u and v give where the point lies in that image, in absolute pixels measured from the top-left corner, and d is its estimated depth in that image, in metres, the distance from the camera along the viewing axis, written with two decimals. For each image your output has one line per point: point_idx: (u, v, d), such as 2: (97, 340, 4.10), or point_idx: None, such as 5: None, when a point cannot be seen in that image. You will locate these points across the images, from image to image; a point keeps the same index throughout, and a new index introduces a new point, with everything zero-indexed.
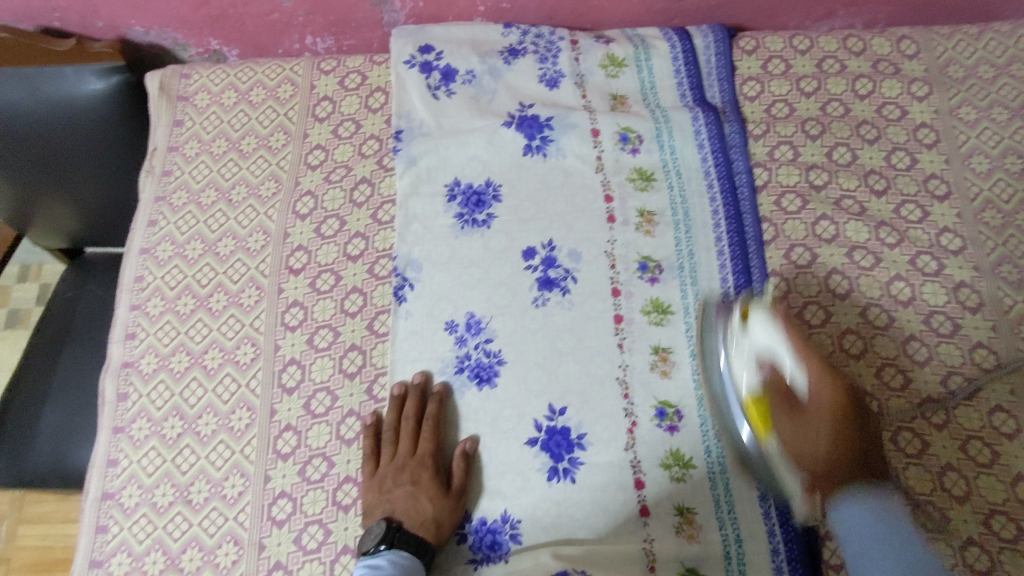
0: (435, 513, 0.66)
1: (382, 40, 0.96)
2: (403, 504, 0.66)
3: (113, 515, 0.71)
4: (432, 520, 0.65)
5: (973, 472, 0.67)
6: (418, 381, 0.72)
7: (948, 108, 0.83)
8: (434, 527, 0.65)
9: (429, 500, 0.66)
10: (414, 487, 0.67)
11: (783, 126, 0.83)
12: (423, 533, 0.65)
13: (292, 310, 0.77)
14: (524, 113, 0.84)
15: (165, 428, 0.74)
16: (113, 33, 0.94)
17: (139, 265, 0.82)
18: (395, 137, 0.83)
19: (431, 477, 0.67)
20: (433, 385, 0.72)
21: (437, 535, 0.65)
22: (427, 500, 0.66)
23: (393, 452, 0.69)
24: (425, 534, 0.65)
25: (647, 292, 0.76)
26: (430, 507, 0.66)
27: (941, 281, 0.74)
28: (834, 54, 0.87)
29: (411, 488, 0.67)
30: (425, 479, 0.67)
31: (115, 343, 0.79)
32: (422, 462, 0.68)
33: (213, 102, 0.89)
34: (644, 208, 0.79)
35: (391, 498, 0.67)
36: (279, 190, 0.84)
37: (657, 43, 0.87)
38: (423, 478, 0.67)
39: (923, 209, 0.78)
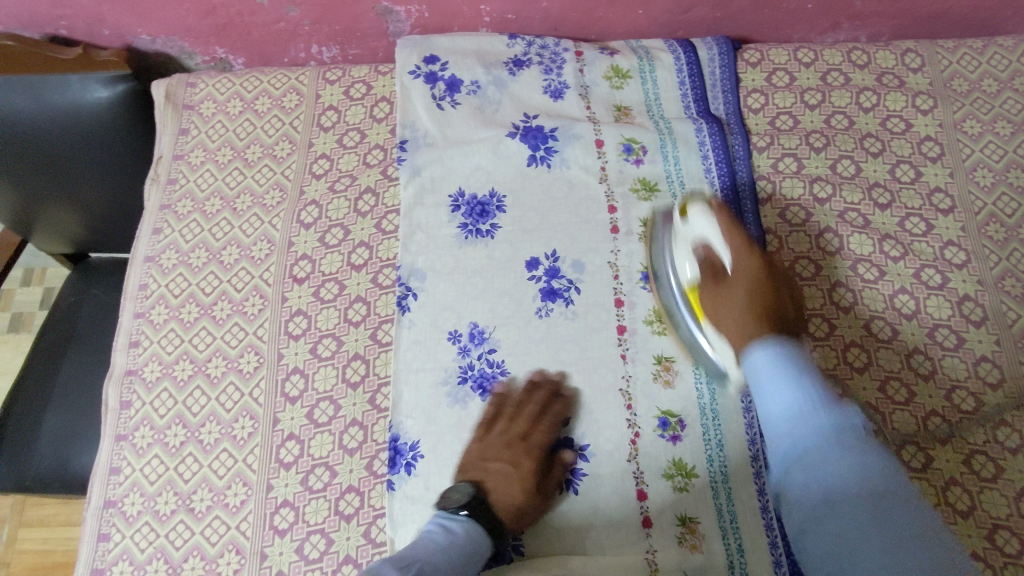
0: (523, 497, 0.65)
1: (388, 50, 0.96)
2: (492, 479, 0.66)
3: (115, 523, 0.71)
4: (519, 507, 0.65)
5: (977, 486, 0.66)
6: (534, 373, 0.72)
7: (953, 121, 0.83)
8: (516, 512, 0.65)
9: (520, 484, 0.66)
10: (513, 468, 0.66)
11: (787, 139, 0.83)
12: (504, 515, 0.64)
13: (296, 319, 0.78)
14: (529, 123, 0.84)
15: (168, 436, 0.74)
16: (120, 41, 0.94)
17: (143, 272, 0.82)
18: (399, 147, 0.84)
19: (534, 465, 0.67)
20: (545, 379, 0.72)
21: (515, 520, 0.65)
22: (521, 484, 0.66)
23: (506, 429, 0.69)
24: (504, 515, 0.64)
25: (650, 302, 0.76)
26: (518, 490, 0.65)
27: (945, 295, 0.74)
28: (839, 67, 0.87)
29: (510, 469, 0.66)
30: (528, 466, 0.67)
31: (119, 350, 0.79)
32: (530, 449, 0.68)
33: (219, 111, 0.90)
34: (647, 218, 0.79)
35: (486, 469, 0.67)
36: (284, 199, 0.84)
37: (661, 55, 0.88)
38: (526, 464, 0.67)
39: (927, 223, 0.78)
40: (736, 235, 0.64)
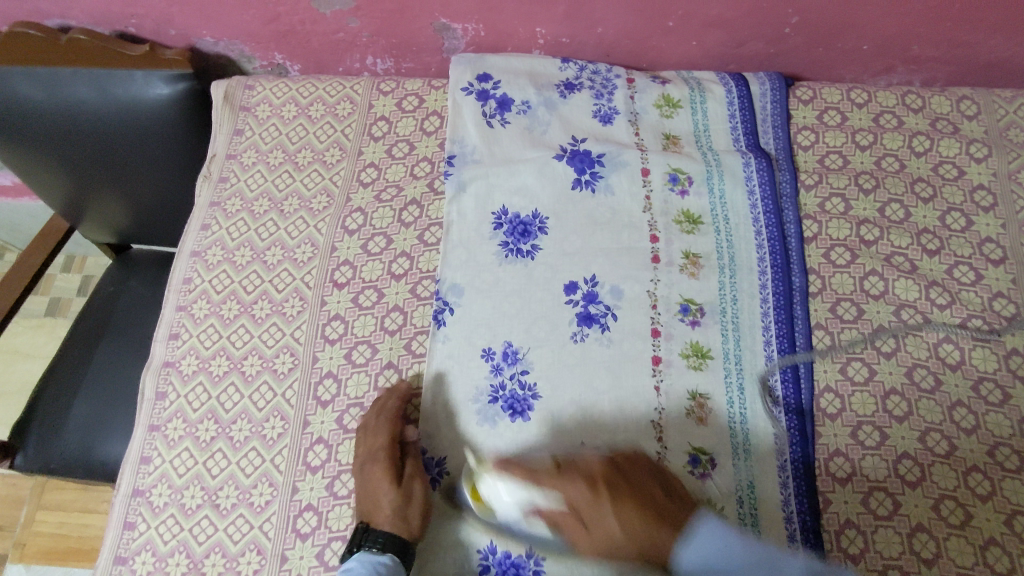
0: (394, 508, 0.66)
1: (441, 66, 0.98)
2: (371, 502, 0.67)
3: (141, 512, 0.72)
4: (397, 515, 0.66)
5: (1016, 549, 0.64)
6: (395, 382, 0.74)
7: (1008, 171, 0.81)
8: (401, 523, 0.65)
9: (388, 495, 0.66)
10: (377, 484, 0.67)
11: (836, 178, 0.82)
12: (393, 530, 0.65)
13: (333, 323, 0.78)
14: (577, 147, 0.85)
15: (200, 430, 0.75)
16: (184, 42, 0.97)
17: (188, 267, 0.84)
18: (447, 162, 0.84)
19: (382, 471, 0.67)
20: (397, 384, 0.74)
21: (404, 529, 0.66)
22: (387, 495, 0.66)
23: (365, 448, 0.70)
24: (395, 530, 0.65)
25: (689, 335, 0.75)
26: (387, 504, 0.66)
27: (993, 347, 0.73)
28: (892, 110, 0.86)
29: (376, 485, 0.67)
30: (381, 476, 0.67)
31: (159, 341, 0.80)
32: (379, 456, 0.68)
33: (273, 114, 0.92)
34: (690, 250, 0.79)
35: (361, 497, 0.68)
36: (330, 205, 0.85)
37: (713, 88, 0.88)
38: (377, 474, 0.67)
39: (976, 272, 0.77)
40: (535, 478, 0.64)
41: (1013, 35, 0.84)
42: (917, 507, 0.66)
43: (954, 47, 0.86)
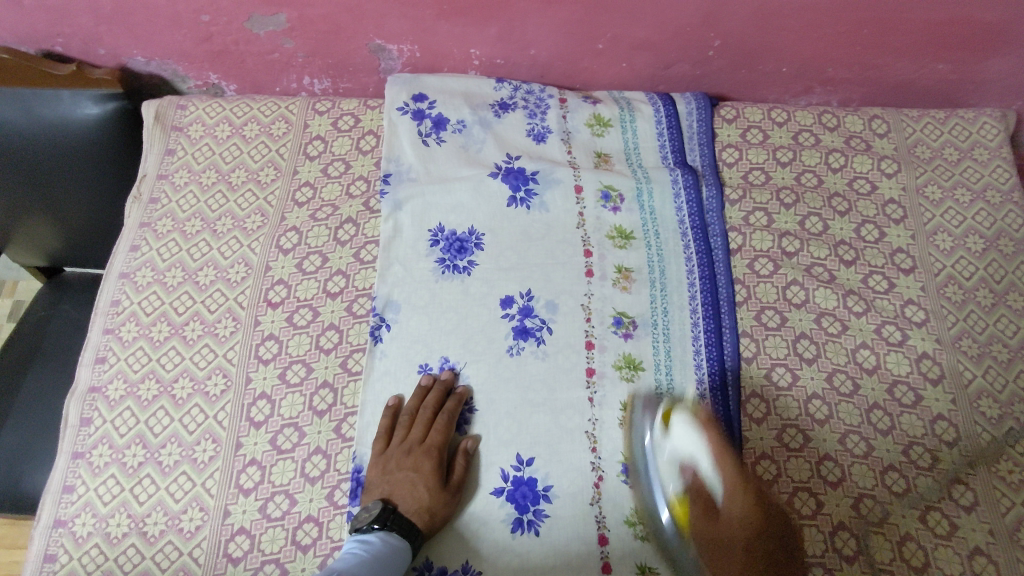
0: (429, 501, 0.67)
1: (378, 86, 0.99)
2: (400, 489, 0.67)
3: (63, 544, 0.69)
4: (426, 508, 0.66)
5: (931, 543, 0.67)
6: (445, 377, 0.74)
7: (916, 186, 0.87)
8: (428, 517, 0.66)
9: (424, 487, 0.67)
10: (415, 473, 0.68)
11: (759, 193, 0.86)
12: (416, 520, 0.65)
13: (267, 343, 0.77)
14: (511, 164, 0.86)
15: (127, 456, 0.73)
16: (114, 61, 0.95)
17: (116, 289, 0.82)
18: (383, 180, 0.85)
19: (432, 466, 0.68)
20: (456, 386, 0.74)
21: (425, 524, 0.66)
22: (424, 488, 0.67)
23: (404, 436, 0.70)
24: (417, 520, 0.65)
25: (621, 347, 0.77)
26: (425, 496, 0.67)
27: (905, 351, 0.77)
28: (809, 128, 0.91)
29: (413, 474, 0.68)
30: (427, 468, 0.68)
31: (84, 366, 0.78)
32: (428, 451, 0.69)
33: (207, 134, 0.91)
34: (622, 264, 0.81)
35: (391, 480, 0.68)
36: (264, 224, 0.85)
37: (642, 107, 0.91)
38: (425, 466, 0.68)
39: (889, 281, 0.81)
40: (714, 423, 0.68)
41: (917, 58, 0.89)
42: (839, 506, 0.69)
43: (865, 69, 0.91)
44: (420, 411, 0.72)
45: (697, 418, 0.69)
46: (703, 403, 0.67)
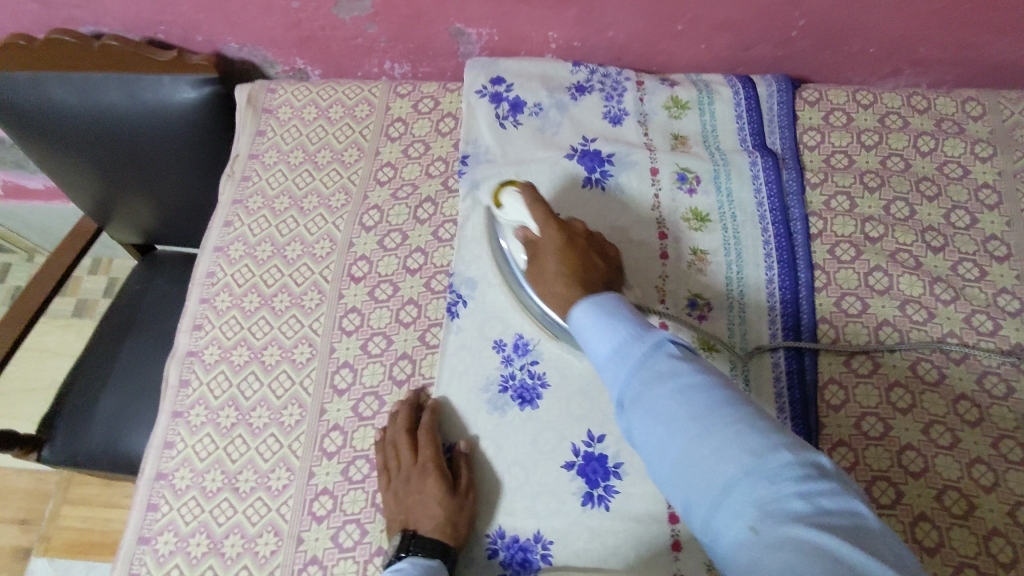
0: (446, 516, 0.66)
1: (456, 70, 1.01)
2: (418, 510, 0.67)
3: (164, 495, 0.75)
4: (446, 522, 0.66)
5: (1021, 539, 0.65)
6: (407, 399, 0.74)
7: (1013, 170, 0.83)
8: (451, 529, 0.66)
9: (438, 504, 0.66)
10: (423, 495, 0.67)
11: (842, 177, 0.84)
12: (440, 536, 0.65)
13: (350, 315, 0.81)
14: (587, 147, 0.87)
15: (221, 417, 0.78)
16: (210, 47, 1.01)
17: (212, 261, 0.87)
18: (461, 161, 0.87)
19: (435, 480, 0.68)
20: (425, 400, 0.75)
21: (451, 537, 0.66)
22: (437, 505, 0.66)
23: (398, 464, 0.70)
24: (441, 536, 0.65)
25: (696, 330, 0.77)
26: (438, 509, 0.66)
27: (997, 341, 0.74)
28: (897, 111, 0.88)
29: (422, 496, 0.68)
30: (431, 486, 0.67)
31: (183, 332, 0.83)
32: (424, 467, 0.69)
33: (295, 116, 0.95)
34: (697, 247, 0.81)
35: (407, 508, 0.68)
36: (348, 202, 0.88)
37: (721, 89, 0.90)
38: (428, 484, 0.68)
39: (980, 268, 0.78)
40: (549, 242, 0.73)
41: (1020, 36, 0.85)
42: (920, 497, 0.68)
43: (960, 49, 0.88)
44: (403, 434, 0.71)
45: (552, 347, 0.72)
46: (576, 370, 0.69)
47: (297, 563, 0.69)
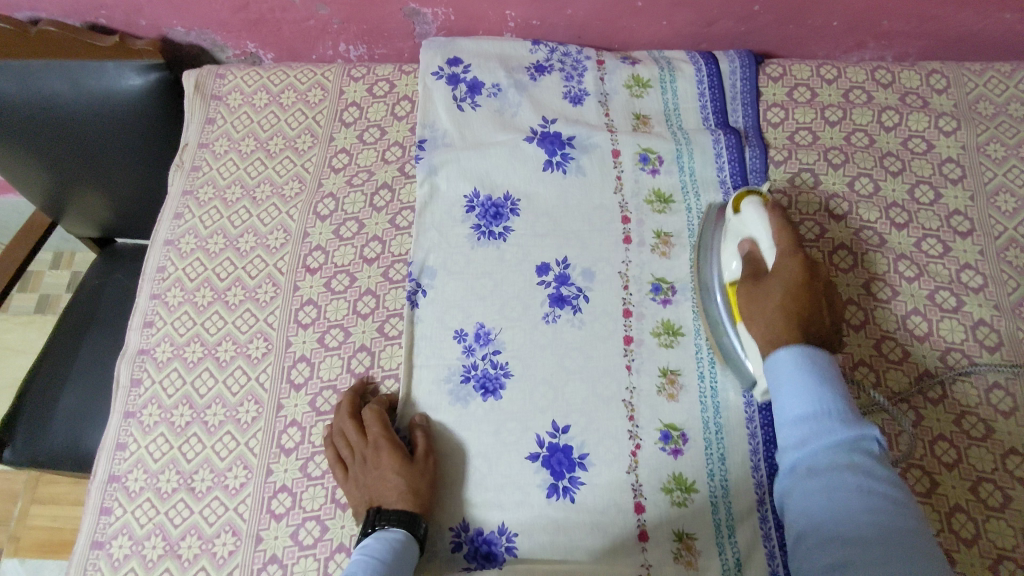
0: (407, 484, 0.65)
1: (413, 51, 0.98)
2: (378, 486, 0.66)
3: (117, 498, 0.72)
4: (408, 490, 0.65)
5: (982, 514, 0.65)
6: (355, 387, 0.74)
7: (976, 144, 0.82)
8: (414, 496, 0.65)
9: (395, 473, 0.66)
10: (380, 470, 0.67)
11: (806, 154, 0.83)
12: (405, 505, 0.64)
13: (306, 308, 0.79)
14: (547, 128, 0.85)
15: (174, 416, 0.75)
16: (156, 32, 0.97)
17: (162, 255, 0.84)
18: (418, 146, 0.85)
19: (388, 452, 0.67)
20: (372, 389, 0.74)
21: (416, 503, 0.65)
22: (396, 475, 0.65)
23: (349, 450, 0.69)
24: (405, 504, 0.64)
25: (659, 314, 0.76)
26: (396, 479, 0.65)
27: (960, 318, 0.73)
28: (861, 85, 0.86)
29: (379, 472, 0.67)
30: (386, 459, 0.67)
31: (134, 329, 0.81)
32: (376, 444, 0.68)
33: (245, 103, 0.92)
34: (661, 229, 0.80)
35: (368, 486, 0.67)
36: (302, 190, 0.85)
37: (683, 66, 0.88)
38: (383, 457, 0.67)
39: (944, 244, 0.77)
40: (785, 233, 0.65)
41: (982, 8, 0.84)
42: None
43: (924, 21, 0.86)
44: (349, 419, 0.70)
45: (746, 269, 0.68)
46: (761, 307, 0.64)
47: (256, 563, 0.67)
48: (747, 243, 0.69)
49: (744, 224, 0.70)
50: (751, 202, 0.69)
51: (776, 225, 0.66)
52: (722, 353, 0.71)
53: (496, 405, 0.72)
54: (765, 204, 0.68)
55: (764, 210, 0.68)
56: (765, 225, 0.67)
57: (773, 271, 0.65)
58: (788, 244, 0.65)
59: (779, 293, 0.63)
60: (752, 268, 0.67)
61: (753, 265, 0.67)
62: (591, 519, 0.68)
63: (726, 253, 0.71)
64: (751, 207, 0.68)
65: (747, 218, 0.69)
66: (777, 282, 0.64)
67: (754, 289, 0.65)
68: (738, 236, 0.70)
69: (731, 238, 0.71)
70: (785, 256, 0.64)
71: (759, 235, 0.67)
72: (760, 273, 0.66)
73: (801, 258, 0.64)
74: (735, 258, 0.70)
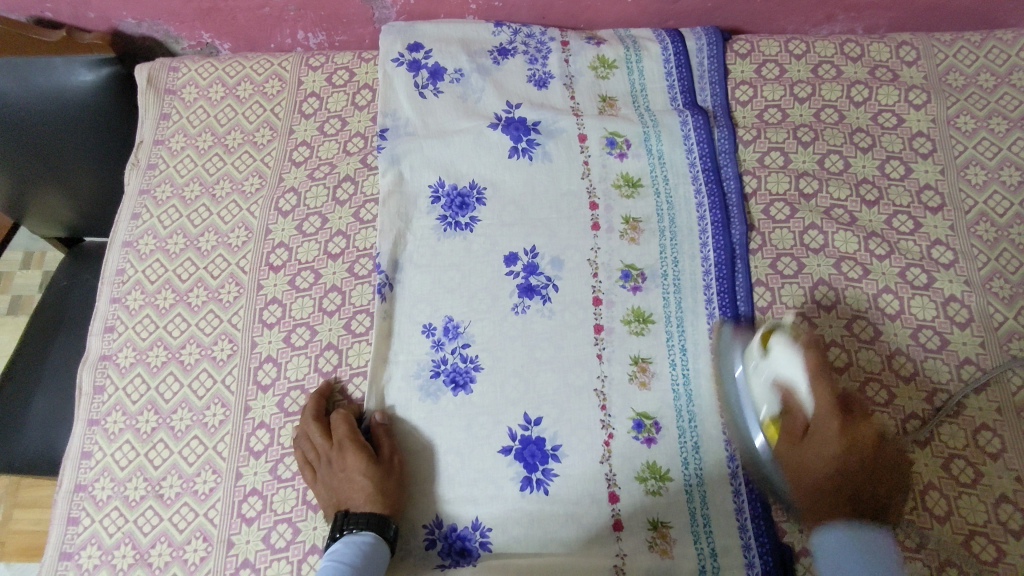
0: (374, 485, 0.65)
1: (374, 37, 0.95)
2: (345, 488, 0.66)
3: (84, 507, 0.71)
4: (375, 491, 0.65)
5: (954, 491, 0.65)
6: (321, 389, 0.72)
7: (946, 117, 0.81)
8: (382, 496, 0.65)
9: (362, 475, 0.65)
10: (346, 472, 0.66)
11: (775, 133, 0.81)
12: (373, 506, 0.64)
13: (270, 307, 0.77)
14: (511, 114, 0.83)
15: (140, 422, 0.74)
16: (105, 24, 0.94)
17: (121, 258, 0.82)
18: (380, 136, 0.83)
19: (354, 453, 0.66)
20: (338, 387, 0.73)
21: (385, 503, 0.65)
22: (362, 477, 0.65)
23: (315, 451, 0.69)
24: (374, 506, 0.64)
25: (630, 301, 0.75)
26: (363, 481, 0.65)
27: (931, 295, 0.73)
28: (830, 60, 0.85)
29: (345, 473, 0.66)
30: (352, 460, 0.66)
31: (95, 335, 0.79)
32: (341, 445, 0.68)
33: (200, 96, 0.89)
34: (630, 214, 0.78)
35: (336, 488, 0.67)
36: (263, 186, 0.83)
37: (649, 45, 0.86)
38: (349, 459, 0.66)
39: (915, 220, 0.76)
40: (826, 397, 0.62)
41: None
42: None
43: None
44: (314, 420, 0.70)
45: (783, 421, 0.64)
46: (801, 462, 0.63)
47: (228, 568, 0.67)
48: (787, 397, 0.64)
49: (769, 364, 0.64)
50: (778, 341, 0.64)
51: (813, 375, 0.62)
52: (722, 398, 0.70)
53: (466, 400, 0.71)
54: (793, 342, 0.63)
55: (798, 350, 0.63)
56: (799, 372, 0.62)
57: (816, 419, 0.62)
58: (832, 420, 0.62)
59: (834, 455, 0.61)
60: (793, 425, 0.63)
61: (790, 416, 0.63)
62: (565, 511, 0.67)
63: (753, 381, 0.66)
64: (783, 351, 0.63)
65: (776, 355, 0.64)
66: (828, 447, 0.61)
67: (800, 451, 0.63)
68: (768, 376, 0.64)
69: (754, 371, 0.66)
70: (824, 403, 0.62)
71: (797, 385, 0.62)
72: (801, 428, 0.63)
73: (838, 414, 0.62)
74: (767, 400, 0.65)
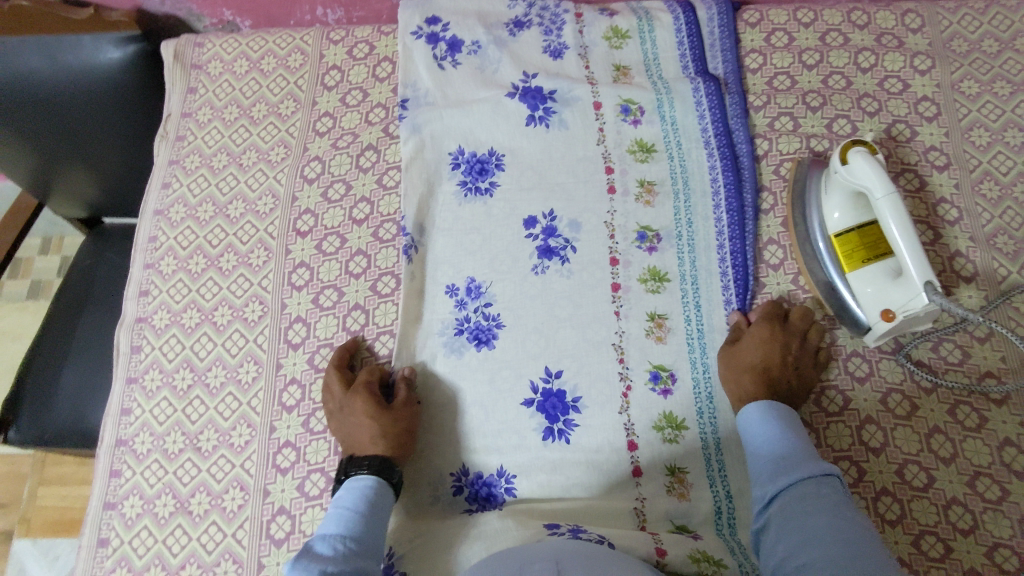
0: (380, 429, 0.68)
1: (391, 12, 0.98)
2: (356, 433, 0.69)
3: (126, 460, 0.75)
4: (381, 435, 0.68)
5: (960, 435, 0.68)
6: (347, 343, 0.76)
7: (951, 82, 0.83)
8: (389, 441, 0.68)
9: (371, 419, 0.68)
10: (357, 417, 0.69)
11: (784, 98, 0.84)
12: (380, 449, 0.67)
13: (299, 270, 0.80)
14: (528, 83, 0.85)
15: (176, 379, 0.77)
16: (130, 3, 0.97)
17: (153, 225, 0.85)
18: (400, 106, 0.85)
19: (365, 400, 0.69)
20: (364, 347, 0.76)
21: (391, 447, 0.68)
22: (370, 421, 0.68)
23: (333, 400, 0.72)
24: (379, 449, 0.67)
25: (646, 261, 0.77)
26: (372, 426, 0.68)
27: (937, 251, 0.76)
28: (838, 28, 0.87)
29: (356, 419, 0.69)
30: (362, 406, 0.69)
31: (130, 299, 0.82)
32: (355, 393, 0.71)
33: (225, 71, 0.92)
34: (644, 178, 0.81)
35: (347, 433, 0.70)
36: (288, 155, 0.86)
37: (661, 15, 0.87)
38: (360, 405, 0.69)
39: (921, 180, 0.79)
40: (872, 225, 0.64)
41: None
42: (867, 401, 0.71)
43: None
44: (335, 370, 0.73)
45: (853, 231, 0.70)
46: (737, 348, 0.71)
47: (265, 515, 0.70)
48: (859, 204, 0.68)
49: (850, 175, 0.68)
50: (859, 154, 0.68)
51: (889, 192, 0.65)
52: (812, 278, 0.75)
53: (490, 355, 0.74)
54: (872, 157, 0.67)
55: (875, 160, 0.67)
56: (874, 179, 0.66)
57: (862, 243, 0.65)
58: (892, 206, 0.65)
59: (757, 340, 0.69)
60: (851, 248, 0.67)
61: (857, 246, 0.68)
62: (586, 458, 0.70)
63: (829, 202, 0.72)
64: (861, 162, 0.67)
65: (857, 168, 0.68)
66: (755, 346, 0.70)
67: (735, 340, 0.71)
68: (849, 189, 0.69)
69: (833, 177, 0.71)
70: None
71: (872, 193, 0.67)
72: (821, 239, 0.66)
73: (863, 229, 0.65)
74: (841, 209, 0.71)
